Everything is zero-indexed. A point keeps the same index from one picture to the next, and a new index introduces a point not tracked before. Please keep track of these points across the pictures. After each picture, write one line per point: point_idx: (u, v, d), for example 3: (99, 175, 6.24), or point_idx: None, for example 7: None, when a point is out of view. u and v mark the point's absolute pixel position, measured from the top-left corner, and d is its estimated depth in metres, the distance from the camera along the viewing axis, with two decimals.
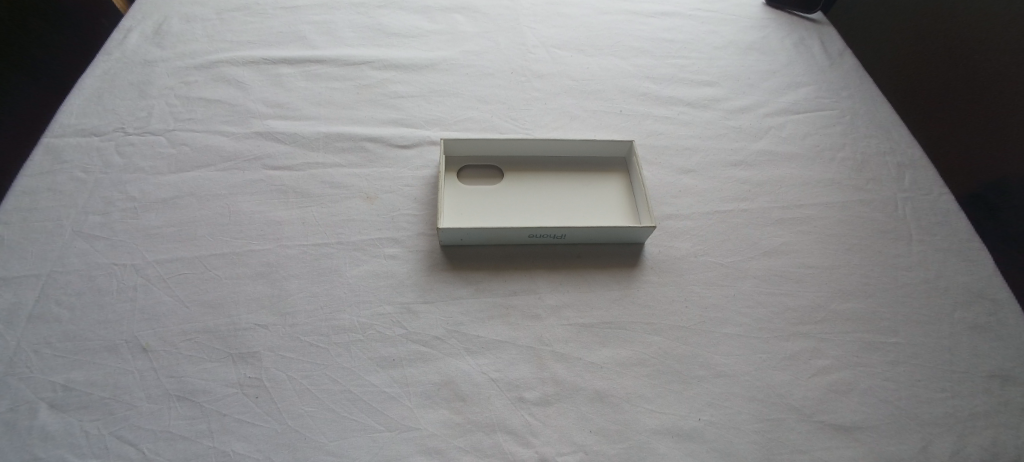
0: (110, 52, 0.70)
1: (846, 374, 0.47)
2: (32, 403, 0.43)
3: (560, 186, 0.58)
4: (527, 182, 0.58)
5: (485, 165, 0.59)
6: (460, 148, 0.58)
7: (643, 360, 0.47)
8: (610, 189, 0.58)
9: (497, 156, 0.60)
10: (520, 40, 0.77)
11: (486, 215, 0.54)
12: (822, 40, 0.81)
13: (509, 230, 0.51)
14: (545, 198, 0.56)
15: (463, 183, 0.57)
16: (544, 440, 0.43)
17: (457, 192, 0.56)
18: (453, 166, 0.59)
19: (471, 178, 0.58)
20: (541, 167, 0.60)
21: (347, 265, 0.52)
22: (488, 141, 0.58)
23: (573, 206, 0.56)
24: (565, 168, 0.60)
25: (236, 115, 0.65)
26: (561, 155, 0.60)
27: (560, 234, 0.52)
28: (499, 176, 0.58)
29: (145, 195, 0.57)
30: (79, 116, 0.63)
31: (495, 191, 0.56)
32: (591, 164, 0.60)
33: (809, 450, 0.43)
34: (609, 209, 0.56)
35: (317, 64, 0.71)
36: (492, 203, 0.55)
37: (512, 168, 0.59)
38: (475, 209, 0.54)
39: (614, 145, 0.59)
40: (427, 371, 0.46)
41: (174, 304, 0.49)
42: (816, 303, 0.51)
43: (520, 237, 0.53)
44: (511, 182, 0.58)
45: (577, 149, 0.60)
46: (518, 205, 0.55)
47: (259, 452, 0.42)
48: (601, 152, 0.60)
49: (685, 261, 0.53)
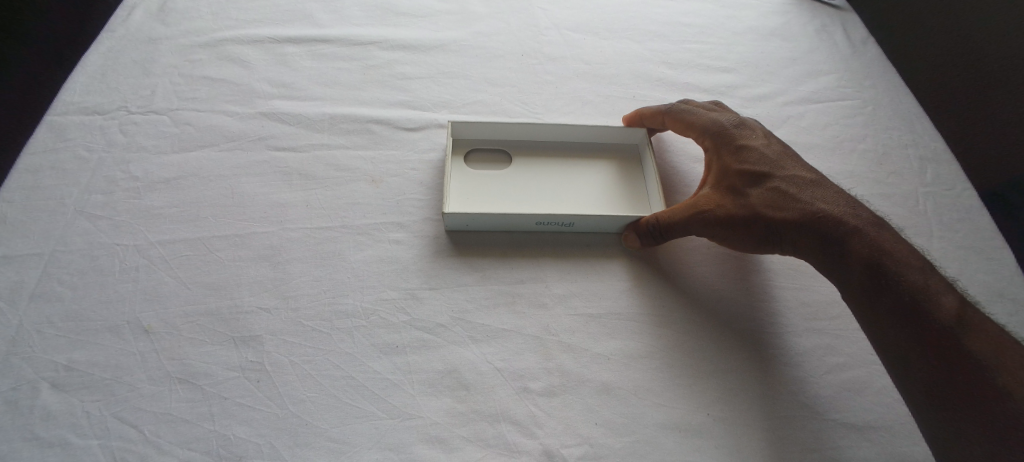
0: (114, 28, 0.68)
1: (860, 371, 0.45)
2: (33, 382, 0.43)
3: (569, 174, 0.56)
4: (538, 168, 0.56)
5: (493, 149, 0.58)
6: (468, 131, 0.57)
7: (652, 352, 0.46)
8: (620, 177, 0.56)
9: (506, 140, 0.58)
10: (533, 21, 0.75)
11: (495, 201, 0.53)
12: (845, 26, 0.78)
13: (516, 216, 0.50)
14: (556, 185, 0.55)
15: (470, 167, 0.56)
16: (549, 431, 0.42)
17: (464, 177, 0.55)
18: (461, 149, 0.57)
19: (479, 161, 0.56)
20: (551, 152, 0.58)
21: (352, 249, 0.51)
22: (496, 124, 0.56)
23: (585, 195, 0.54)
24: (575, 154, 0.58)
25: (240, 94, 0.64)
26: (573, 140, 0.59)
27: (569, 221, 0.50)
28: (506, 161, 0.57)
29: (148, 175, 0.56)
30: (83, 93, 0.62)
31: (503, 177, 0.55)
32: (601, 152, 0.58)
33: (821, 448, 0.42)
34: (623, 199, 0.54)
35: (324, 43, 0.70)
36: (499, 189, 0.54)
37: (522, 153, 0.58)
38: (484, 195, 0.53)
39: (629, 130, 0.57)
40: (430, 359, 0.45)
41: (176, 286, 0.48)
42: (834, 299, 0.49)
43: (529, 224, 0.51)
44: (520, 167, 0.56)
45: (590, 134, 0.58)
46: (526, 191, 0.54)
47: (260, 437, 0.41)
48: (614, 138, 0.58)
49: (697, 252, 0.52)
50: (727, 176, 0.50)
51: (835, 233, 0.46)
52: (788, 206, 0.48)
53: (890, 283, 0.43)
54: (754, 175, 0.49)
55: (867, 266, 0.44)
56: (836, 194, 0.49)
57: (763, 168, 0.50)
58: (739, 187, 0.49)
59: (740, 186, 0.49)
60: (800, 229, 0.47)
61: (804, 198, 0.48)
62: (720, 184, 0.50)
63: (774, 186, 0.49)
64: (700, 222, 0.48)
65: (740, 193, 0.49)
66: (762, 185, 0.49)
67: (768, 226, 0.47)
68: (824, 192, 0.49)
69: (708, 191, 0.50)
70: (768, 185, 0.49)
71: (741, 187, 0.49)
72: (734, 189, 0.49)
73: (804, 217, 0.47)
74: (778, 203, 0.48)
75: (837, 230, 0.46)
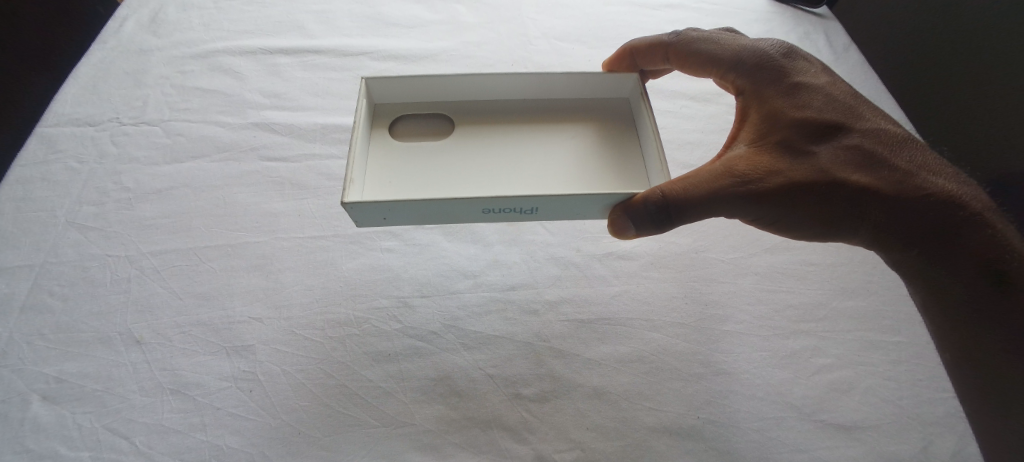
0: (105, 40, 0.69)
1: (846, 372, 0.45)
2: (25, 395, 0.43)
3: (510, 137, 0.50)
4: (474, 134, 0.50)
5: (426, 112, 0.52)
6: (389, 93, 0.51)
7: (642, 356, 0.46)
8: (570, 137, 0.50)
9: (435, 106, 0.52)
10: (523, 30, 0.76)
11: (427, 178, 0.46)
12: (828, 34, 0.80)
13: (450, 203, 0.38)
14: (512, 151, 0.49)
15: (398, 139, 0.49)
16: (541, 436, 0.42)
17: (389, 151, 0.48)
18: (386, 115, 0.51)
19: (406, 131, 0.50)
20: (486, 117, 0.52)
21: (343, 258, 0.51)
22: (417, 84, 0.50)
23: (550, 161, 0.48)
24: (513, 116, 0.52)
25: (232, 105, 0.64)
26: (509, 101, 0.53)
27: (531, 208, 0.39)
28: (439, 130, 0.50)
29: (140, 186, 0.56)
30: (74, 105, 0.62)
31: (435, 148, 0.49)
32: (544, 112, 0.52)
33: (809, 449, 0.42)
34: (599, 163, 0.48)
35: (316, 53, 0.70)
36: (430, 162, 0.48)
37: (462, 116, 0.52)
38: (413, 170, 0.46)
39: (614, 81, 0.51)
40: (423, 366, 0.45)
41: (168, 296, 0.48)
42: (819, 301, 0.49)
43: (476, 214, 0.40)
44: (461, 134, 0.50)
45: (548, 87, 0.52)
46: (463, 162, 0.48)
47: (252, 447, 0.41)
48: (586, 92, 0.53)
49: (686, 257, 0.53)
50: (773, 134, 0.44)
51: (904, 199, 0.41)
52: (855, 167, 0.42)
53: (967, 259, 0.40)
54: (803, 132, 0.44)
55: (955, 247, 0.40)
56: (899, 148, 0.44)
57: (817, 124, 0.44)
58: (790, 147, 0.43)
59: (793, 145, 0.43)
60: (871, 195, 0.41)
61: (868, 158, 0.43)
62: (767, 144, 0.43)
63: (833, 146, 0.43)
64: (756, 191, 0.41)
65: (796, 153, 0.43)
66: (818, 144, 0.43)
67: (840, 194, 0.41)
68: (889, 147, 0.44)
69: (753, 152, 0.43)
70: (824, 144, 0.43)
71: (794, 147, 0.43)
72: (785, 149, 0.43)
73: (875, 181, 0.42)
74: (843, 165, 0.42)
75: (909, 194, 0.42)
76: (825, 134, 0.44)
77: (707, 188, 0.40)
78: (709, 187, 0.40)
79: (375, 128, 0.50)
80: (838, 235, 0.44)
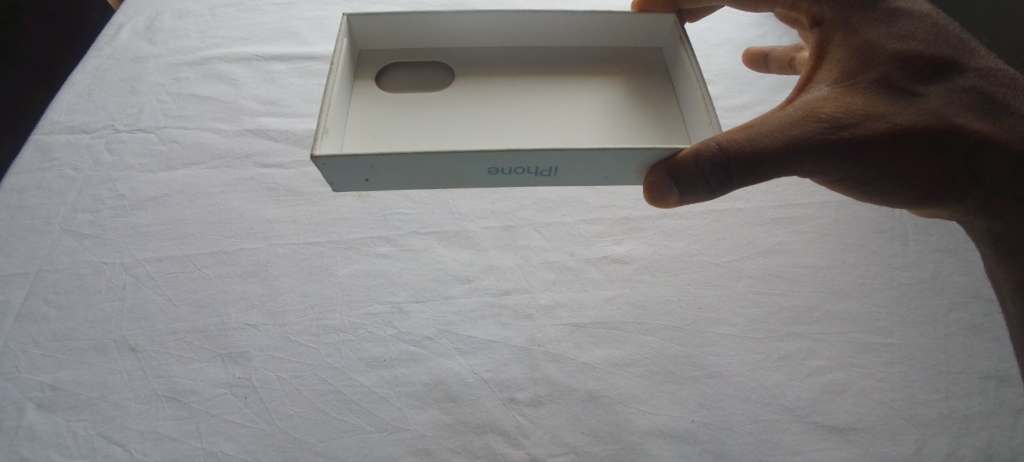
0: (101, 48, 0.69)
1: (840, 375, 0.45)
2: (20, 403, 0.43)
3: (513, 89, 0.50)
4: (474, 87, 0.50)
5: (421, 63, 0.52)
6: (375, 35, 0.51)
7: (637, 360, 0.46)
8: (574, 86, 0.50)
9: (428, 56, 0.52)
10: None
11: (413, 134, 0.45)
12: None
13: (454, 162, 0.36)
14: (512, 102, 0.49)
15: (387, 91, 0.49)
16: (536, 441, 0.43)
17: (374, 104, 0.47)
18: (376, 65, 0.51)
19: (396, 81, 0.50)
20: (482, 67, 0.51)
21: (338, 264, 0.51)
22: (406, 23, 0.50)
23: (569, 109, 0.48)
24: (513, 66, 0.52)
25: (228, 112, 0.64)
26: (509, 49, 0.53)
27: (551, 169, 0.38)
28: (431, 84, 0.50)
29: (134, 194, 0.56)
30: (71, 113, 0.63)
31: (425, 102, 0.48)
32: (544, 62, 0.52)
33: (803, 450, 0.42)
34: (621, 112, 0.48)
35: (312, 60, 0.71)
36: (420, 116, 0.47)
37: (462, 65, 0.52)
38: (399, 128, 0.45)
39: (651, 25, 0.51)
40: (416, 372, 0.45)
41: (163, 303, 0.49)
42: (814, 303, 0.49)
43: (480, 176, 0.39)
44: (459, 84, 0.50)
45: (573, 29, 0.52)
46: (460, 114, 0.47)
47: (247, 453, 0.42)
48: (613, 41, 0.53)
49: (679, 260, 0.53)
50: (856, 78, 0.40)
51: (998, 156, 0.39)
52: (954, 114, 0.39)
53: None
54: (895, 76, 0.40)
55: None
56: (1003, 96, 0.41)
57: (907, 69, 0.41)
58: (880, 90, 0.39)
59: (884, 86, 0.39)
60: (968, 150, 0.38)
61: (967, 106, 0.40)
62: (851, 89, 0.40)
63: (930, 91, 0.40)
64: (839, 141, 0.37)
65: (886, 95, 0.39)
66: (910, 86, 0.40)
67: (935, 145, 0.38)
68: (990, 96, 0.41)
69: (835, 94, 0.40)
70: (918, 89, 0.40)
71: (884, 90, 0.39)
72: (875, 91, 0.39)
73: (977, 134, 0.39)
74: (942, 112, 0.39)
75: (1004, 149, 0.39)
76: (916, 75, 0.41)
77: (779, 139, 0.37)
78: (782, 138, 0.38)
79: (360, 77, 0.50)
80: (922, 200, 0.41)
